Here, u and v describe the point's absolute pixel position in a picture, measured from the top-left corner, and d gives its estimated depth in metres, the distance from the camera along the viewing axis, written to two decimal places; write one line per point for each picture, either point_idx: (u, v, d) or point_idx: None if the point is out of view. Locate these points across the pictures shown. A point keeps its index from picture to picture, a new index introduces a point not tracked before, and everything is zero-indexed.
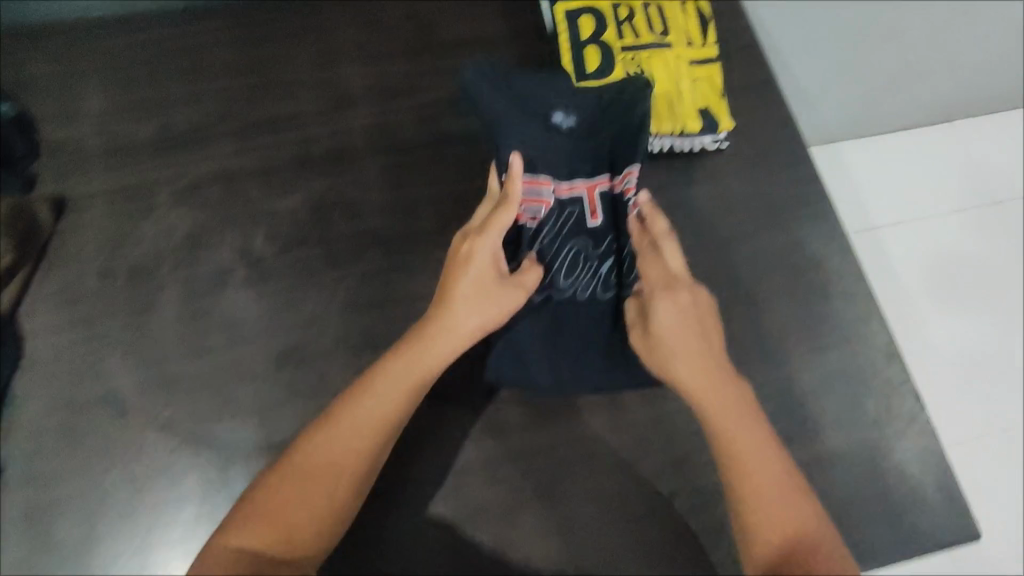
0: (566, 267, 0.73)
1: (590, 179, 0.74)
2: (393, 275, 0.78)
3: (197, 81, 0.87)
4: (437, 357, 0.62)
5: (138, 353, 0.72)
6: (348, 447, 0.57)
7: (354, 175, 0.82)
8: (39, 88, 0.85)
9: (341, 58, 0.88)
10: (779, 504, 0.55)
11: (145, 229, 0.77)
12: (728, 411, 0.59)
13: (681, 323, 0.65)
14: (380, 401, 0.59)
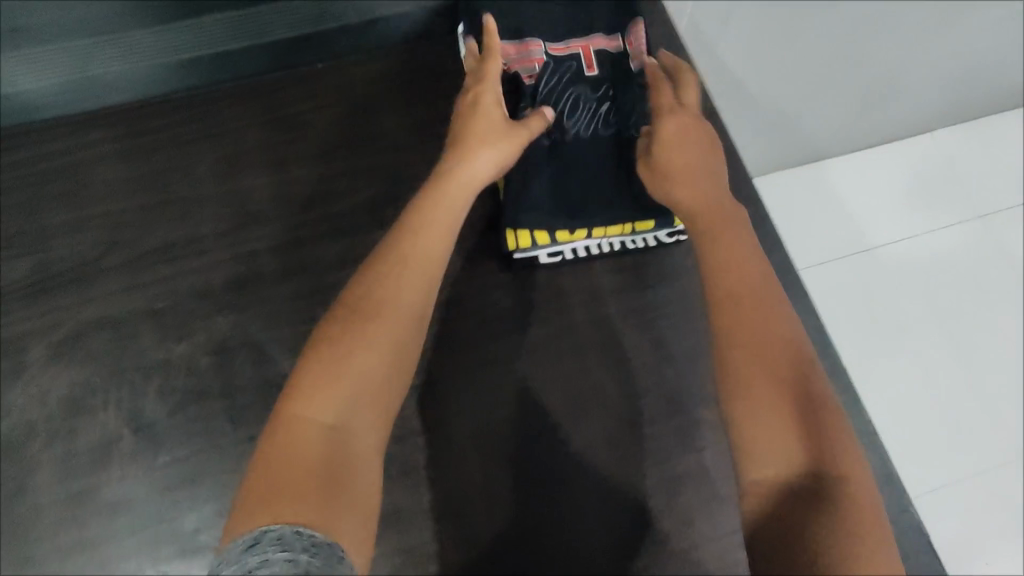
0: (567, 110, 0.75)
1: (585, 39, 0.78)
2: None
3: (76, 206, 0.77)
4: (464, 208, 0.63)
5: (7, 549, 0.62)
6: (407, 284, 0.56)
7: (260, 308, 0.72)
8: None
9: (243, 167, 0.79)
10: (779, 328, 0.52)
11: (15, 394, 0.67)
12: (723, 250, 0.57)
13: (684, 141, 0.65)
14: (425, 241, 0.59)
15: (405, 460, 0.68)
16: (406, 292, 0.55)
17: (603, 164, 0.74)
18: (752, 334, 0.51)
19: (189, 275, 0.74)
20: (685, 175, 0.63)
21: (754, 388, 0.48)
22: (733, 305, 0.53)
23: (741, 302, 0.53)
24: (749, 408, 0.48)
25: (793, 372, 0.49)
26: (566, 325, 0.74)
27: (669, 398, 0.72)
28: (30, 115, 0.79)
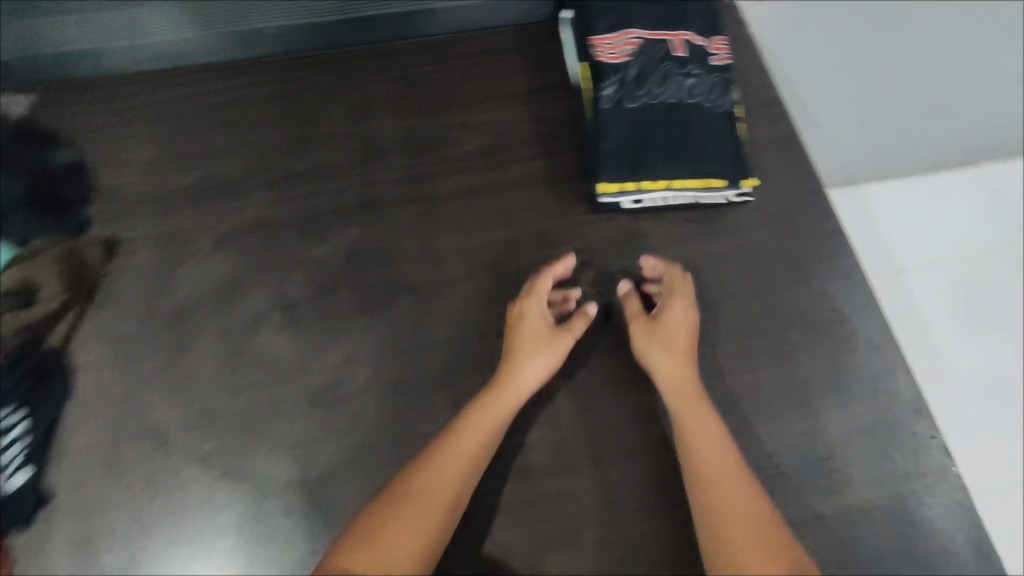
0: (657, 82, 0.88)
1: (675, 31, 0.92)
2: (425, 320, 0.79)
3: (235, 132, 0.88)
4: (510, 407, 0.70)
5: (173, 395, 0.74)
6: (441, 477, 0.65)
7: (387, 223, 0.84)
8: (92, 137, 0.87)
9: (377, 112, 0.91)
10: (746, 494, 0.65)
11: (185, 273, 0.79)
12: (711, 426, 0.70)
13: (689, 328, 0.77)
14: (468, 436, 0.68)
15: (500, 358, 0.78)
16: (441, 486, 0.64)
17: (686, 127, 0.86)
18: (726, 497, 0.65)
19: (323, 197, 0.85)
20: (688, 356, 0.75)
21: (741, 545, 0.61)
22: (715, 477, 0.66)
23: (721, 469, 0.67)
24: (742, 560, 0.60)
25: (762, 529, 0.62)
26: (644, 261, 0.86)
27: (732, 329, 0.82)
28: (200, 57, 0.92)
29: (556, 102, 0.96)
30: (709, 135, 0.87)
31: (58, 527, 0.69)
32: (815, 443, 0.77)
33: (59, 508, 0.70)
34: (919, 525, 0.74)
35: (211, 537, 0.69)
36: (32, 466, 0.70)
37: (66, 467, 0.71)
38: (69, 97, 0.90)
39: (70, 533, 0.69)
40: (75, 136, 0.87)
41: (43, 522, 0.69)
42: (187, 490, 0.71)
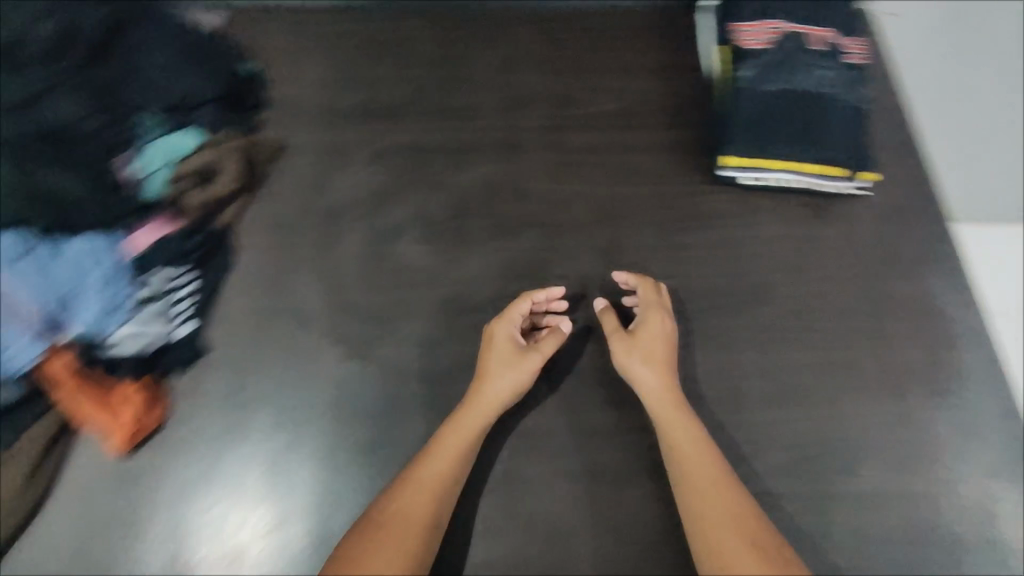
0: (790, 71, 0.92)
1: (814, 27, 0.96)
2: (545, 253, 0.88)
3: (399, 67, 1.00)
4: (475, 427, 0.73)
5: (318, 280, 0.83)
6: (414, 504, 0.68)
7: (520, 165, 0.94)
8: (272, 54, 0.98)
9: (523, 68, 1.01)
10: (724, 491, 0.69)
11: (341, 180, 0.90)
12: (688, 447, 0.72)
13: (666, 343, 0.78)
14: (438, 460, 0.71)
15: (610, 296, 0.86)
16: (416, 511, 0.67)
17: (814, 115, 0.91)
18: (707, 502, 0.69)
19: (468, 134, 0.96)
20: (666, 374, 0.77)
21: (722, 543, 0.66)
22: (698, 496, 0.69)
23: (701, 486, 0.70)
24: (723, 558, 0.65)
25: (738, 520, 0.67)
26: (756, 234, 0.91)
27: (833, 309, 0.86)
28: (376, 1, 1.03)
29: (687, 81, 1.02)
30: (835, 126, 0.91)
31: (209, 376, 0.78)
32: (902, 424, 0.80)
33: (211, 360, 0.78)
34: (998, 518, 0.76)
35: (339, 408, 0.77)
36: (195, 321, 0.79)
37: (220, 327, 0.80)
38: (256, 18, 1.02)
39: (217, 382, 0.78)
40: (257, 51, 0.99)
41: (197, 369, 0.78)
42: (322, 363, 0.79)
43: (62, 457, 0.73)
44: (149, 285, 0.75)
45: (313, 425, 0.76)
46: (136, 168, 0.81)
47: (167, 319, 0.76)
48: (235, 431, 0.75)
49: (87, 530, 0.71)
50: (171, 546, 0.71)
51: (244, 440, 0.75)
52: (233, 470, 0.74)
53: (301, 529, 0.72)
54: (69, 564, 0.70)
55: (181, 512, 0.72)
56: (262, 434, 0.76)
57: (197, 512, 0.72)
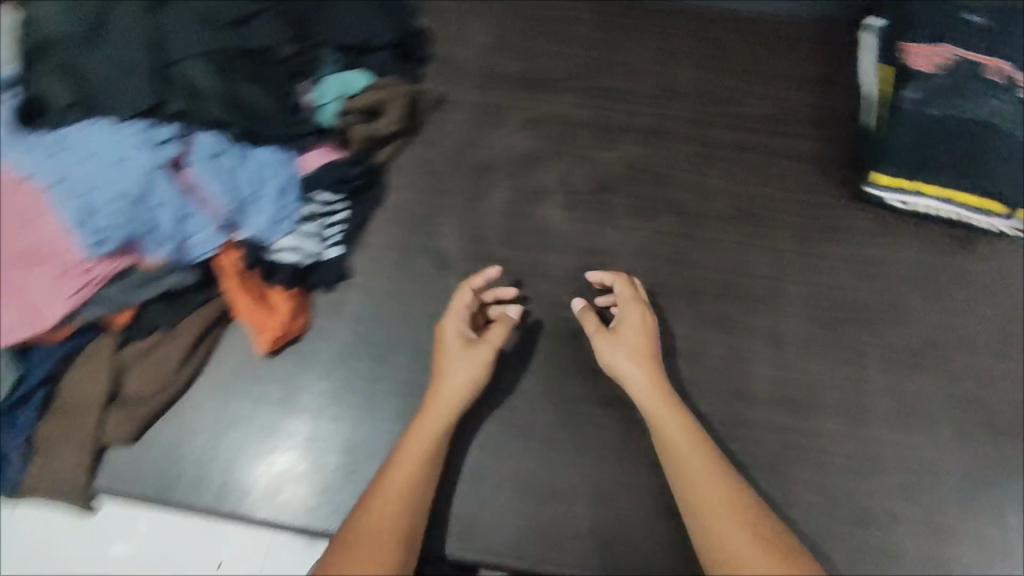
0: (952, 100, 0.87)
1: (991, 57, 0.89)
2: (683, 241, 0.90)
3: (559, 43, 1.03)
4: (432, 428, 0.71)
5: (464, 228, 0.87)
6: (382, 518, 0.63)
7: (664, 152, 0.96)
8: (442, 13, 1.03)
9: (677, 60, 1.03)
10: (711, 465, 0.68)
11: (495, 139, 0.94)
12: (676, 451, 0.69)
13: (646, 337, 0.76)
14: (399, 471, 0.67)
15: (740, 291, 0.86)
16: (387, 522, 0.63)
17: (974, 148, 0.86)
18: (694, 476, 0.67)
19: (618, 115, 0.98)
20: (648, 372, 0.74)
21: (712, 518, 0.64)
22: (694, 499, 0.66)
23: (697, 486, 0.66)
24: (714, 536, 0.63)
25: (727, 490, 0.65)
26: (898, 255, 0.89)
27: (968, 343, 0.84)
28: None
29: (843, 94, 1.00)
30: (997, 163, 0.85)
31: (350, 298, 0.82)
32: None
33: (354, 284, 0.82)
34: None
35: None
36: (341, 248, 0.82)
37: (365, 255, 0.84)
38: None
39: (357, 304, 0.81)
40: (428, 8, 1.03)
41: (343, 289, 0.82)
42: None
43: (215, 348, 0.78)
44: (311, 205, 0.80)
45: (444, 360, 0.79)
46: (312, 97, 0.87)
47: (320, 240, 0.80)
48: (368, 354, 0.79)
49: (229, 419, 0.76)
50: (302, 446, 0.75)
51: (377, 363, 0.79)
52: (366, 387, 0.78)
53: None
54: (212, 445, 0.75)
55: (315, 417, 0.76)
56: (395, 359, 0.79)
57: (330, 418, 0.76)
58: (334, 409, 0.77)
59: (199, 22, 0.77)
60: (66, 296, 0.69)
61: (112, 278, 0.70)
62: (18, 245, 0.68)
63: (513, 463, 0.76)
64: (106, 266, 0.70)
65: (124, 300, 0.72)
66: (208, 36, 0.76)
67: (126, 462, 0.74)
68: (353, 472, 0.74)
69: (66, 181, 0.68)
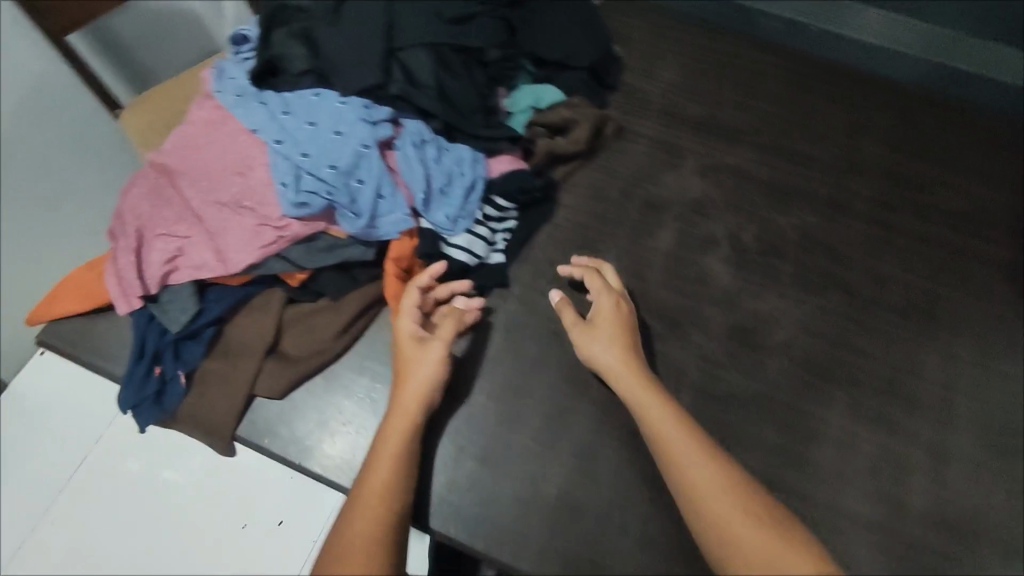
0: None
1: None
2: (850, 325, 0.85)
3: (749, 95, 1.01)
4: (397, 427, 0.69)
5: (627, 263, 0.87)
6: (366, 523, 0.63)
7: (842, 228, 0.91)
8: (635, 49, 1.05)
9: (868, 136, 0.98)
10: (703, 451, 0.65)
11: (668, 179, 0.93)
12: (661, 437, 0.67)
13: (621, 326, 0.75)
14: (378, 473, 0.66)
15: (906, 390, 0.81)
16: (369, 528, 0.62)
17: None
18: (688, 462, 0.64)
19: (799, 179, 0.95)
20: (619, 364, 0.72)
21: (710, 503, 0.62)
22: (684, 480, 0.64)
23: (688, 470, 0.64)
24: (714, 523, 0.61)
25: (723, 475, 0.64)
26: None
27: None
28: (742, 35, 1.08)
29: None
30: None
31: (505, 310, 0.83)
32: None
33: (511, 296, 0.84)
34: None
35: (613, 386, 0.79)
36: (503, 256, 0.83)
37: (526, 270, 0.85)
38: (630, 17, 1.10)
39: (511, 316, 0.83)
40: (622, 44, 1.06)
41: (499, 298, 0.84)
42: None
43: (370, 325, 0.80)
44: (486, 208, 0.81)
45: (586, 390, 0.79)
46: (507, 104, 0.89)
47: (488, 244, 0.81)
48: (515, 365, 0.81)
49: (369, 397, 0.77)
50: (434, 437, 0.77)
51: (521, 376, 0.80)
52: (507, 396, 0.79)
53: (550, 477, 0.75)
54: (349, 418, 0.76)
55: (452, 414, 0.78)
56: (538, 377, 0.80)
57: (466, 420, 0.78)
58: (472, 409, 0.78)
59: (432, 9, 0.80)
60: (258, 246, 0.72)
61: (299, 240, 0.73)
62: (233, 190, 0.73)
63: (641, 512, 0.73)
64: (299, 226, 0.72)
65: (305, 262, 0.74)
66: (439, 25, 0.79)
67: (272, 413, 0.76)
68: (479, 478, 0.75)
69: (286, 139, 0.72)
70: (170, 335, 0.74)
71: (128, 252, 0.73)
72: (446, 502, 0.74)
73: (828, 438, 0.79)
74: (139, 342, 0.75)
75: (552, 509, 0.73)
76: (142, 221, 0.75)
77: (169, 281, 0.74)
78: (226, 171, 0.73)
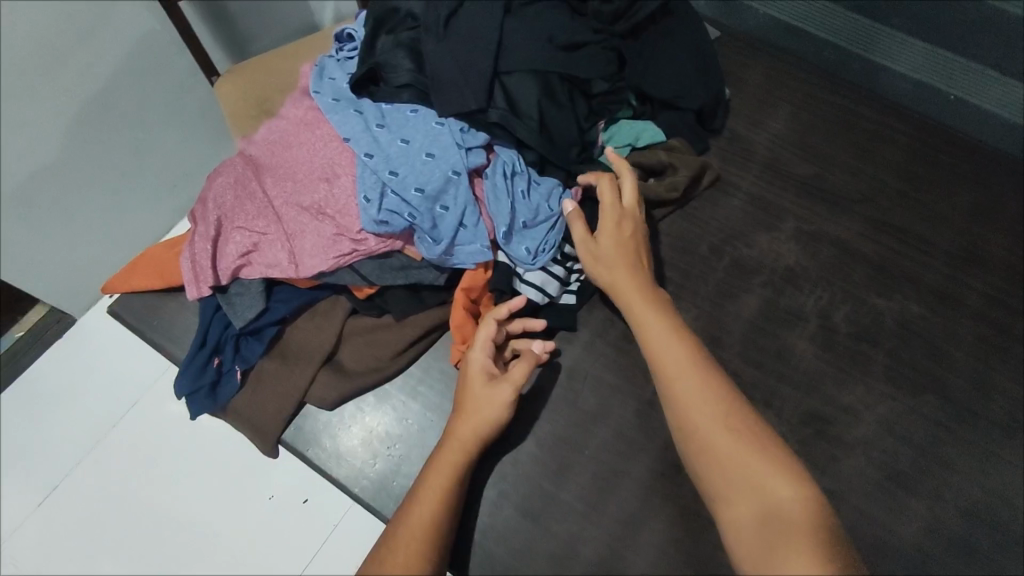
0: None
1: None
2: (939, 432, 0.78)
3: (862, 159, 0.96)
4: (448, 456, 0.67)
5: (704, 325, 0.83)
6: (406, 555, 0.60)
7: (946, 322, 0.84)
8: (747, 94, 1.01)
9: (990, 223, 0.91)
10: (696, 371, 0.63)
11: (761, 240, 0.89)
12: (654, 354, 0.65)
13: (625, 244, 0.72)
14: (422, 504, 0.64)
15: (995, 517, 0.74)
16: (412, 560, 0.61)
17: None
18: (676, 381, 0.63)
19: (905, 260, 0.88)
20: (620, 279, 0.71)
21: (698, 425, 0.60)
22: (672, 398, 0.62)
23: (678, 390, 0.62)
24: (700, 447, 0.60)
25: (714, 393, 0.61)
26: None
27: None
28: (866, 93, 1.02)
29: None
30: None
31: (570, 352, 0.80)
32: None
33: (578, 339, 0.81)
34: None
35: (671, 456, 0.75)
36: (574, 298, 0.79)
37: (597, 315, 0.82)
38: (748, 57, 1.05)
39: (575, 360, 0.80)
40: (734, 87, 1.01)
41: (565, 339, 0.81)
42: None
43: (428, 349, 0.78)
44: (566, 246, 0.78)
45: (641, 455, 0.75)
46: (602, 137, 0.85)
47: (563, 284, 0.78)
48: (572, 414, 0.77)
49: (416, 424, 0.75)
50: (480, 476, 0.74)
51: (577, 428, 0.77)
52: (557, 446, 0.76)
53: (592, 541, 0.72)
54: (393, 441, 0.75)
55: (499, 454, 0.75)
56: (594, 432, 0.76)
57: (511, 463, 0.75)
58: (518, 453, 0.75)
59: (545, 34, 0.77)
60: (332, 256, 0.70)
61: (374, 254, 0.71)
62: (316, 195, 0.71)
63: None
64: (375, 242, 0.70)
65: (376, 277, 0.72)
66: (552, 55, 0.75)
67: (320, 422, 0.76)
68: (514, 527, 0.72)
69: (377, 154, 0.70)
70: (233, 329, 0.74)
71: (206, 240, 0.73)
72: (477, 547, 0.72)
73: (899, 556, 0.72)
74: (203, 330, 0.75)
75: None
76: (223, 211, 0.74)
77: (240, 275, 0.73)
78: (312, 175, 0.72)
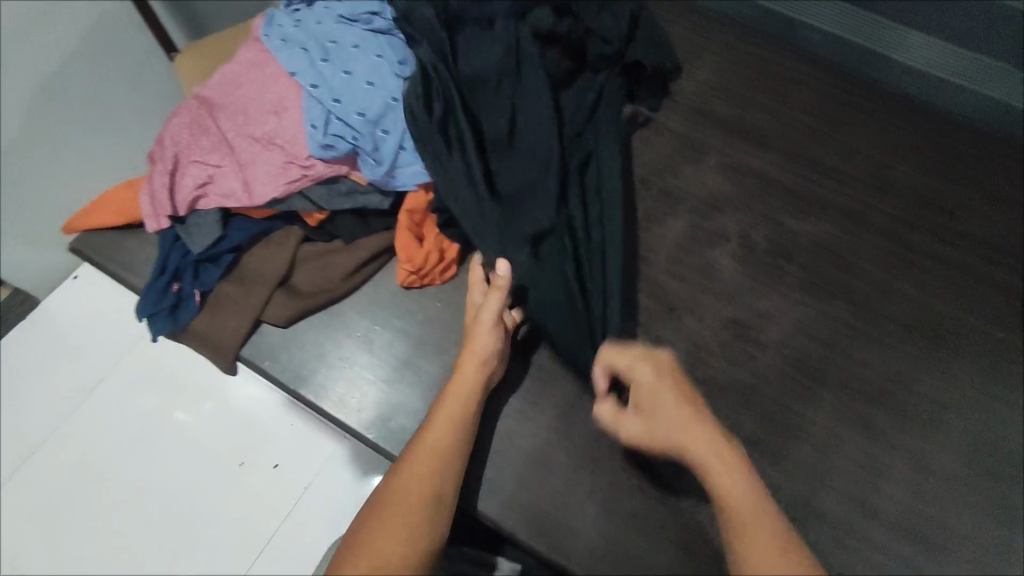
0: None
1: None
2: (847, 330, 0.86)
3: (779, 102, 1.04)
4: (463, 391, 0.72)
5: (636, 246, 0.91)
6: (417, 472, 0.65)
7: (855, 237, 0.93)
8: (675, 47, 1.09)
9: (898, 151, 0.99)
10: (769, 535, 0.57)
11: (686, 172, 0.97)
12: (728, 518, 0.59)
13: (683, 404, 0.67)
14: (436, 428, 0.69)
15: (897, 401, 0.82)
16: (425, 476, 0.65)
17: None
18: (754, 552, 0.57)
19: (818, 186, 0.97)
20: (685, 439, 0.64)
21: None
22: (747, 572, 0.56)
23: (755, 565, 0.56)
24: None
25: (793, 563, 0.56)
26: None
27: None
28: (780, 51, 1.10)
29: None
30: None
31: None
32: None
33: None
34: None
35: None
36: None
37: None
38: (677, 14, 1.13)
39: None
40: None
41: None
42: None
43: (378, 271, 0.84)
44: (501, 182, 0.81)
45: None
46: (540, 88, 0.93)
47: None
48: None
49: (371, 338, 0.81)
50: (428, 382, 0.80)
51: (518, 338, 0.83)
52: None
53: (532, 434, 0.78)
54: (343, 351, 0.81)
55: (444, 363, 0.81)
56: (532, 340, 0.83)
57: None
58: None
59: None
60: (283, 182, 0.76)
61: (323, 180, 0.77)
62: (266, 126, 0.77)
63: (612, 477, 0.75)
64: (322, 167, 0.76)
65: (324, 203, 0.78)
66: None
67: (275, 339, 0.81)
68: None
69: (321, 85, 0.76)
70: (192, 256, 0.79)
71: (164, 174, 0.78)
72: None
73: (808, 436, 0.80)
74: (163, 258, 0.80)
75: (529, 466, 0.76)
76: (179, 147, 0.79)
77: (197, 206, 0.78)
78: (262, 109, 0.78)
